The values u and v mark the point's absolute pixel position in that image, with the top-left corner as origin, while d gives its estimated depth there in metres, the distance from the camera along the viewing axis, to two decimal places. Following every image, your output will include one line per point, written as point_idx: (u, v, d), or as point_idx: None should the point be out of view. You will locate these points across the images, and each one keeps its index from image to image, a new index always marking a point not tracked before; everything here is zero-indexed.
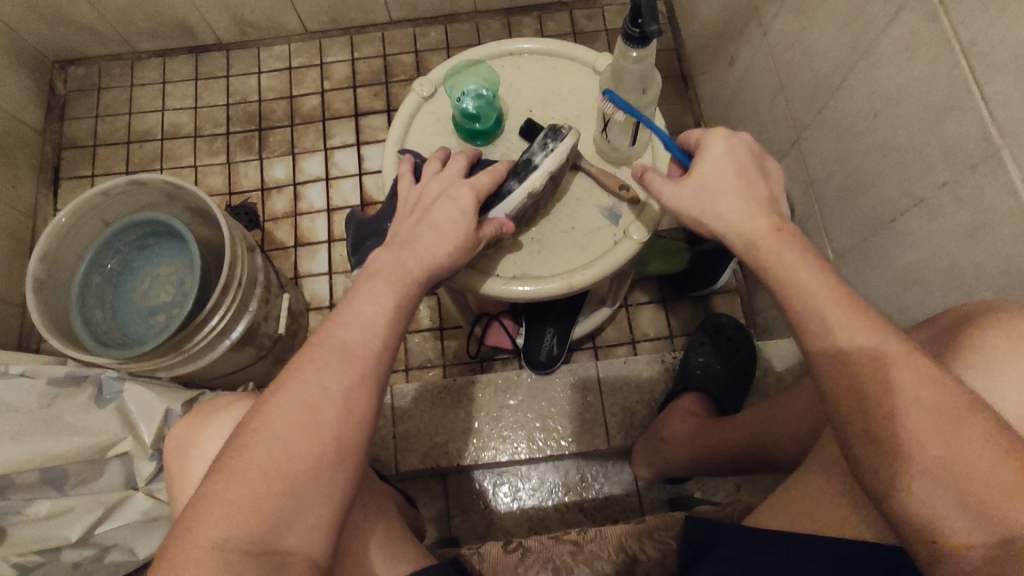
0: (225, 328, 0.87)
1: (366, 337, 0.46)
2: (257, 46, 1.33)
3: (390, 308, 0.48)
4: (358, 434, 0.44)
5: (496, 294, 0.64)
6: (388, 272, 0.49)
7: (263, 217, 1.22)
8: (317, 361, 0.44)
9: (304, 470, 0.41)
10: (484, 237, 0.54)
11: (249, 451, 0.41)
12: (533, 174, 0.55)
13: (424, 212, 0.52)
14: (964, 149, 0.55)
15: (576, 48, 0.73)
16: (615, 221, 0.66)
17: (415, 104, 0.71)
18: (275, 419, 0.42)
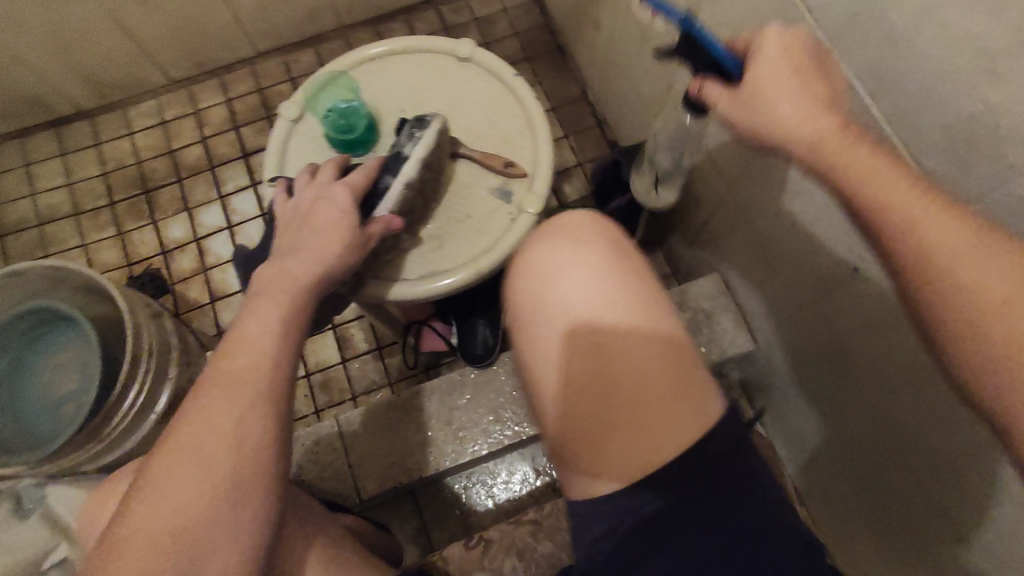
0: (146, 402, 0.83)
1: (255, 358, 0.44)
2: (123, 106, 1.27)
3: (279, 323, 0.46)
4: (257, 465, 0.41)
5: (407, 296, 0.63)
6: (272, 288, 0.47)
7: (170, 280, 1.17)
8: (204, 398, 0.42)
9: (195, 517, 0.38)
10: (372, 237, 0.53)
11: (135, 513, 0.38)
12: (404, 166, 0.56)
13: (304, 222, 0.51)
14: None
15: (433, 39, 0.72)
16: (508, 199, 0.66)
17: (284, 129, 0.69)
18: (163, 470, 0.40)
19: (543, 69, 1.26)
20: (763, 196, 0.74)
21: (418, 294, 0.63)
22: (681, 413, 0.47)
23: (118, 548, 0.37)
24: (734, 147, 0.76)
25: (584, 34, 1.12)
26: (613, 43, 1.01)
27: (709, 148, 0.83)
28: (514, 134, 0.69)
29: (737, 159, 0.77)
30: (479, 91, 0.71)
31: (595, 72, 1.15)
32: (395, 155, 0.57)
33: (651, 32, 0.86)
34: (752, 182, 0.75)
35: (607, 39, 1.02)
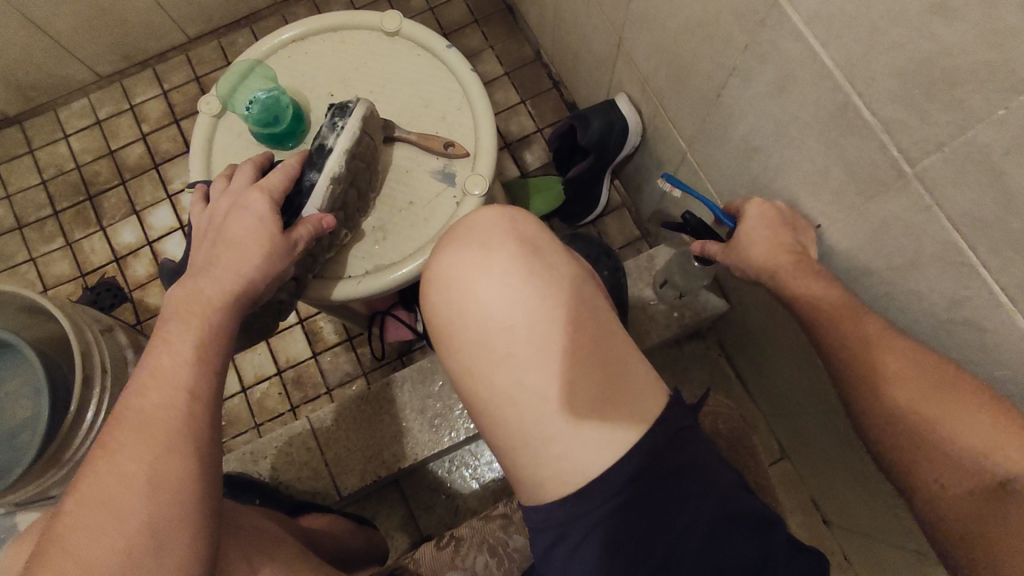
0: (107, 421, 0.80)
1: (170, 395, 0.41)
2: (54, 109, 1.19)
3: (191, 352, 0.43)
4: (181, 506, 0.38)
5: (352, 295, 0.60)
6: (185, 314, 0.45)
7: (127, 288, 1.12)
8: (117, 441, 0.40)
9: (116, 568, 0.36)
10: (300, 239, 0.49)
11: (51, 572, 0.36)
12: (330, 158, 0.52)
13: (218, 233, 0.48)
14: (750, 7, 0.53)
15: (357, 13, 0.67)
16: (451, 181, 0.63)
17: (207, 124, 0.65)
18: (78, 523, 0.37)
19: (494, 31, 1.20)
20: (722, 153, 0.71)
21: (364, 292, 0.60)
22: (621, 415, 0.46)
23: None
24: (689, 103, 0.73)
25: None
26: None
27: (665, 106, 0.79)
28: (452, 111, 0.65)
29: (693, 116, 0.73)
30: (411, 67, 0.66)
31: (546, 31, 1.09)
32: (319, 148, 0.53)
33: None
34: (711, 139, 0.72)
35: None
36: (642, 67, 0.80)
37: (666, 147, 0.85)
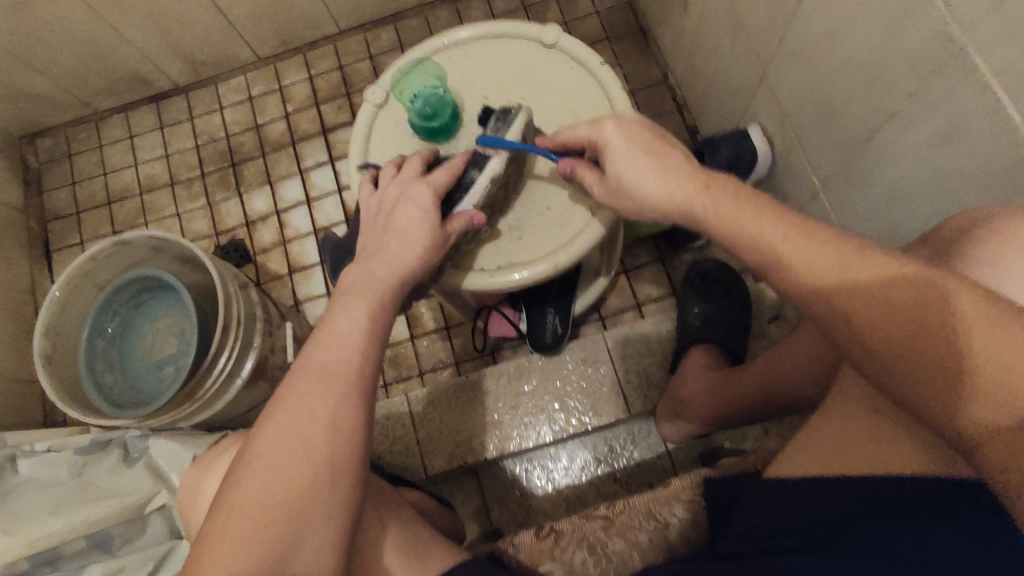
0: (235, 366, 0.88)
1: (345, 354, 0.47)
2: (214, 83, 1.32)
3: (364, 321, 0.49)
4: (349, 453, 0.44)
5: (484, 287, 0.64)
6: (358, 287, 0.50)
7: (253, 251, 1.22)
8: (301, 387, 0.46)
9: (295, 495, 0.42)
10: (454, 232, 0.53)
11: (244, 485, 0.43)
12: (490, 162, 0.56)
13: (389, 218, 0.53)
14: (927, 55, 0.53)
15: (519, 24, 0.72)
16: (590, 192, 0.65)
17: (370, 113, 0.71)
18: (267, 450, 0.43)
19: (624, 49, 1.22)
20: (862, 197, 0.70)
21: (496, 287, 0.64)
22: (860, 430, 0.48)
23: (225, 515, 0.42)
24: (831, 143, 0.72)
25: (670, 14, 1.08)
26: (703, 24, 0.96)
27: (802, 141, 0.79)
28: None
29: (834, 155, 0.73)
30: (563, 79, 0.69)
31: (679, 54, 1.10)
32: (482, 149, 0.57)
33: (747, 16, 0.81)
34: (851, 181, 0.71)
35: (696, 20, 0.98)
36: (783, 101, 0.80)
37: (796, 183, 0.84)
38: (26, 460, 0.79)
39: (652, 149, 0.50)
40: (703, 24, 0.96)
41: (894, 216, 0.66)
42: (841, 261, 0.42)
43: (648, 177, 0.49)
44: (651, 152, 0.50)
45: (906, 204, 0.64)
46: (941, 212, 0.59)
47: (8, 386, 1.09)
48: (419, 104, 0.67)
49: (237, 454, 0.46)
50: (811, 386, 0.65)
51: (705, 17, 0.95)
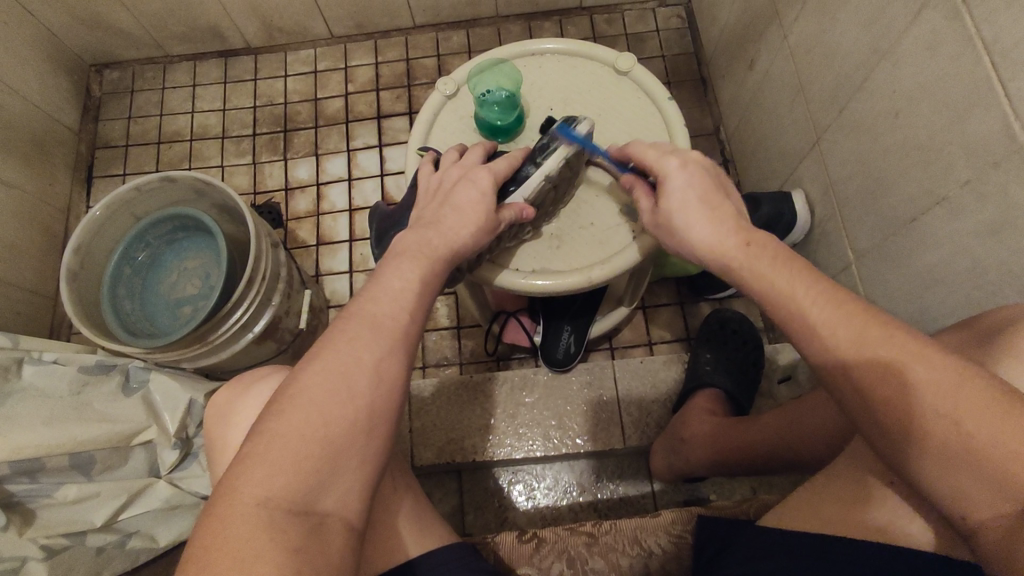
0: (250, 320, 0.90)
1: (395, 311, 0.49)
2: (285, 51, 1.36)
3: (415, 282, 0.51)
4: (390, 403, 0.46)
5: (514, 286, 0.65)
6: (413, 251, 0.52)
7: (286, 216, 1.25)
8: (349, 333, 0.47)
9: (335, 433, 0.43)
10: (503, 221, 0.56)
11: (286, 415, 0.43)
12: (548, 159, 0.58)
13: (447, 195, 0.56)
14: (988, 147, 0.54)
15: (596, 46, 0.74)
16: (633, 217, 0.67)
17: (438, 102, 0.73)
18: (311, 385, 0.44)
19: (682, 97, 1.26)
20: (894, 275, 0.71)
21: (526, 288, 0.64)
22: (862, 494, 0.48)
23: (264, 441, 0.42)
24: (873, 218, 0.73)
25: (735, 71, 1.11)
26: (766, 85, 0.99)
27: (844, 212, 0.80)
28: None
29: (874, 232, 0.73)
30: (628, 107, 0.71)
31: (736, 110, 1.13)
32: (542, 147, 0.59)
33: (812, 84, 0.83)
34: (886, 258, 0.72)
35: (760, 79, 1.00)
36: (832, 171, 0.81)
37: (830, 252, 0.85)
38: (32, 365, 0.79)
39: (709, 196, 0.51)
40: (766, 84, 0.98)
41: (924, 300, 0.67)
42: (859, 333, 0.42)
43: (698, 220, 0.51)
44: (707, 197, 0.51)
45: (938, 289, 0.64)
46: (972, 303, 0.60)
47: (24, 295, 1.11)
48: (488, 101, 0.69)
49: (276, 388, 0.46)
50: (819, 448, 0.64)
51: (769, 79, 0.97)
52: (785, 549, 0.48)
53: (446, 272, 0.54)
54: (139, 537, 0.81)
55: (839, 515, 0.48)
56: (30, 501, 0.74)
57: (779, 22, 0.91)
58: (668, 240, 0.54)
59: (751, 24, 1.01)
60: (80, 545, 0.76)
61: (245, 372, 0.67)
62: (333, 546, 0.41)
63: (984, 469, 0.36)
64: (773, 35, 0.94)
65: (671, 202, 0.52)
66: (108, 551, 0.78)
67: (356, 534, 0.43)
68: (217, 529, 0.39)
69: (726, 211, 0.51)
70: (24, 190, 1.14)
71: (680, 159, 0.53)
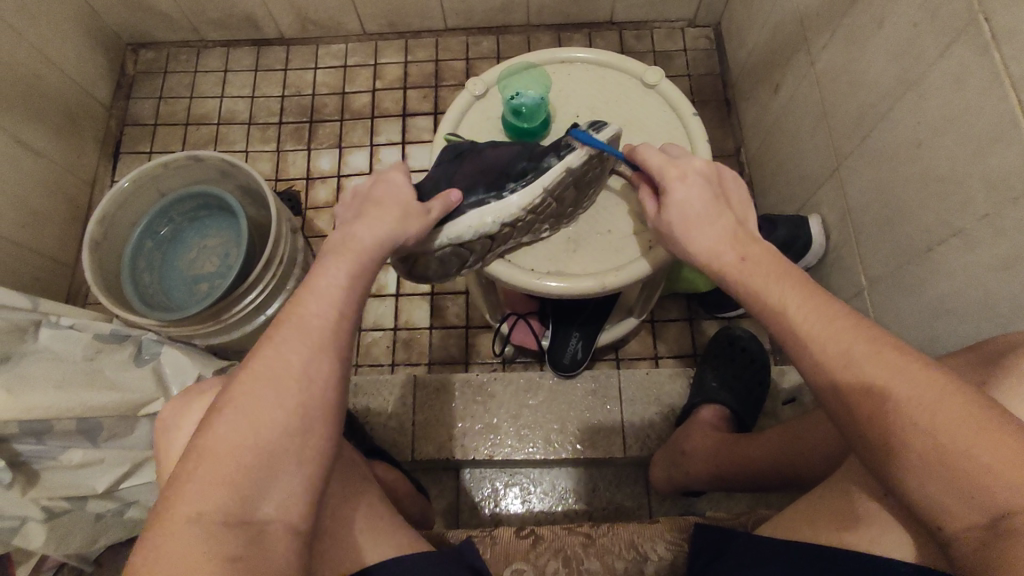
0: (263, 302, 0.91)
1: (322, 311, 0.50)
2: (317, 43, 1.38)
3: (344, 285, 0.52)
4: (325, 401, 0.48)
5: (529, 287, 0.66)
6: (334, 253, 0.53)
7: (305, 204, 1.26)
8: (277, 339, 0.48)
9: (267, 441, 0.45)
10: (480, 226, 0.57)
11: (217, 427, 0.45)
12: (573, 153, 0.58)
13: (371, 200, 0.57)
14: (1008, 182, 0.55)
15: (626, 58, 0.75)
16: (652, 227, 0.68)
17: (467, 101, 0.75)
18: (243, 392, 0.46)
19: (705, 117, 1.27)
20: (905, 304, 0.71)
21: (541, 287, 0.65)
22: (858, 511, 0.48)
23: (200, 455, 0.44)
24: (888, 247, 0.74)
25: (759, 94, 1.12)
26: (789, 110, 1.00)
27: (858, 240, 0.80)
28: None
29: (888, 260, 0.74)
30: (654, 120, 0.72)
31: (758, 133, 1.14)
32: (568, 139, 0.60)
33: (836, 111, 0.84)
34: (899, 287, 0.72)
35: (784, 104, 1.01)
36: (851, 198, 0.82)
37: (843, 278, 0.85)
38: (48, 329, 0.79)
39: (710, 209, 0.53)
40: (789, 110, 1.00)
41: (933, 330, 0.67)
42: (847, 350, 0.43)
43: (700, 229, 0.52)
44: (711, 207, 0.53)
45: (949, 319, 0.64)
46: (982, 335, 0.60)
47: (44, 262, 1.13)
48: (516, 103, 0.70)
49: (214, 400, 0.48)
50: (818, 463, 0.64)
51: (793, 104, 0.98)
52: (774, 559, 0.49)
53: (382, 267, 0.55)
54: (137, 507, 0.86)
55: (833, 531, 0.48)
56: (36, 463, 0.76)
57: (807, 49, 0.92)
58: (669, 242, 0.56)
59: (780, 49, 1.02)
60: (79, 510, 0.80)
61: (195, 385, 0.69)
62: (274, 550, 0.44)
63: (981, 500, 0.36)
64: (801, 61, 0.95)
65: (674, 212, 0.53)
66: (106, 518, 0.83)
67: (300, 536, 0.46)
68: (151, 542, 0.42)
69: (726, 224, 0.52)
70: (52, 160, 1.16)
71: (682, 168, 0.54)
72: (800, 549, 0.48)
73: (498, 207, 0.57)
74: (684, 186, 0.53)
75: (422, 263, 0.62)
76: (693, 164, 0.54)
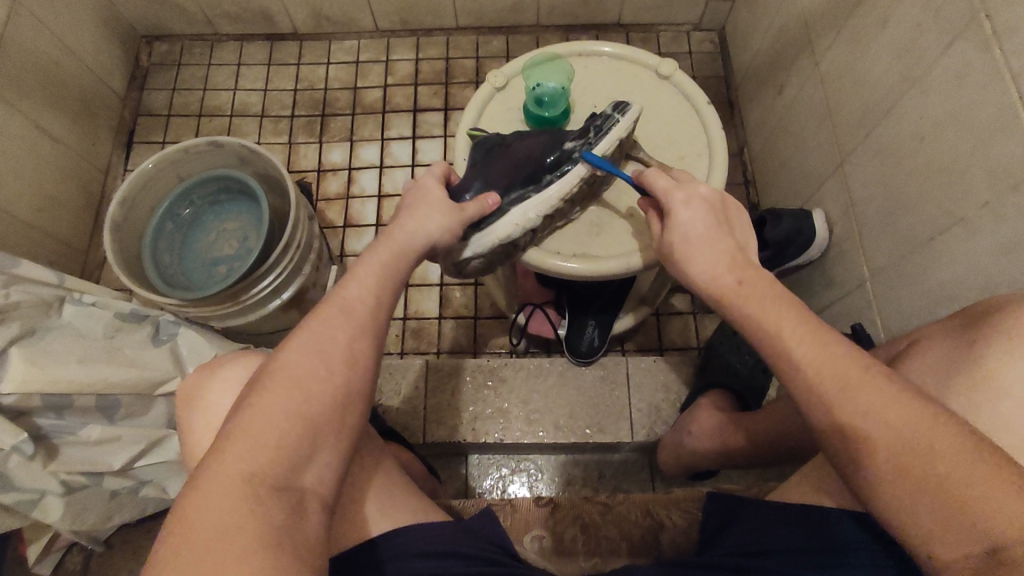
0: (279, 286, 0.93)
1: (365, 296, 0.55)
2: (330, 39, 1.41)
3: (382, 273, 0.57)
4: (364, 381, 0.52)
5: (556, 270, 0.69)
6: (378, 245, 0.58)
7: (316, 196, 1.28)
8: (324, 316, 0.52)
9: (315, 408, 0.48)
10: (503, 232, 0.63)
11: (266, 391, 0.47)
12: (603, 139, 0.63)
13: (414, 203, 0.63)
14: (1008, 170, 0.58)
15: (639, 51, 0.80)
16: None
17: (488, 93, 0.78)
18: (287, 364, 0.49)
19: None
20: (907, 292, 0.74)
21: (566, 269, 0.69)
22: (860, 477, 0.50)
23: (252, 415, 0.46)
24: (891, 238, 0.77)
25: (763, 95, 1.15)
26: (793, 109, 1.03)
27: (861, 232, 0.83)
28: (692, 155, 0.74)
29: (891, 251, 0.77)
30: (670, 111, 0.77)
31: (761, 133, 1.17)
32: (596, 128, 0.65)
33: (840, 109, 0.88)
34: (901, 276, 0.75)
35: (788, 104, 1.05)
36: (854, 192, 0.85)
37: (845, 270, 0.88)
38: (71, 305, 0.81)
39: (711, 234, 0.53)
40: (793, 110, 1.03)
41: (934, 316, 0.70)
42: None
43: (700, 256, 0.53)
44: (711, 236, 0.53)
45: (950, 305, 0.67)
46: None
47: (59, 247, 1.14)
48: (539, 93, 0.74)
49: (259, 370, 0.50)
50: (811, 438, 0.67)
51: (797, 104, 1.01)
52: (783, 524, 0.51)
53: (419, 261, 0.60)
54: (151, 486, 0.87)
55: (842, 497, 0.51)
56: (55, 437, 0.76)
57: (812, 50, 0.95)
58: (671, 265, 0.56)
59: (784, 51, 1.05)
60: (96, 485, 0.81)
61: (218, 356, 0.72)
62: (310, 517, 0.45)
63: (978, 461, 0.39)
64: (805, 62, 0.98)
65: (679, 237, 0.54)
66: (121, 496, 0.85)
67: (328, 507, 0.48)
68: (193, 500, 0.42)
69: (728, 248, 0.53)
70: (68, 146, 1.17)
71: (688, 194, 0.55)
72: (807, 513, 0.51)
73: (540, 201, 0.63)
74: (687, 211, 0.54)
75: (471, 263, 0.67)
76: (702, 189, 0.55)
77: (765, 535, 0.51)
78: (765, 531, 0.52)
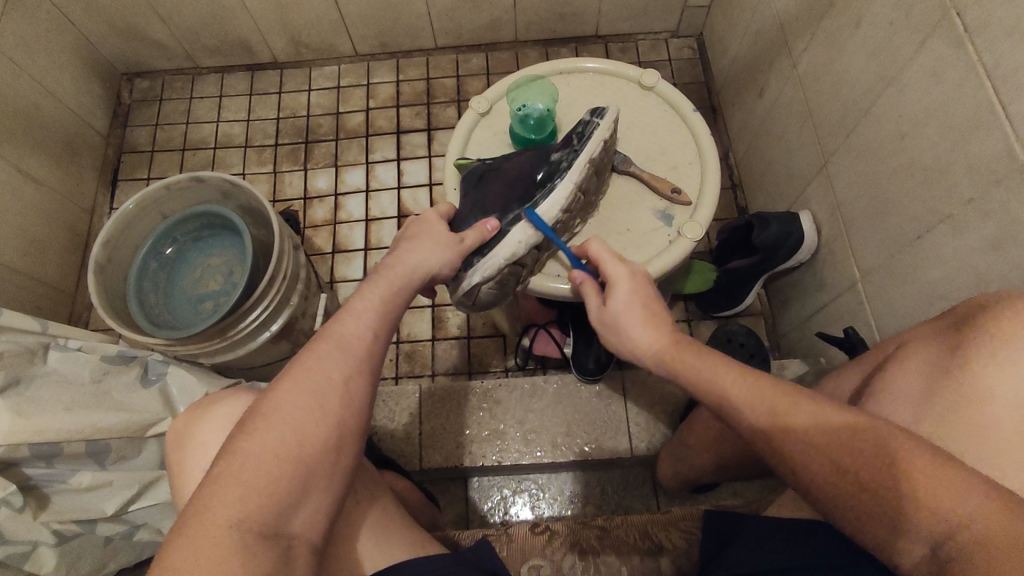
0: (267, 319, 0.92)
1: (361, 331, 0.54)
2: (310, 66, 1.41)
3: (378, 308, 0.56)
4: (359, 423, 0.51)
5: (559, 291, 0.70)
6: (376, 278, 0.58)
7: (303, 224, 1.28)
8: (321, 353, 0.51)
9: (309, 453, 0.47)
10: (503, 250, 0.61)
11: (259, 434, 0.46)
12: (589, 143, 0.63)
13: (411, 237, 0.62)
14: (989, 166, 0.57)
15: (621, 65, 0.80)
16: (669, 222, 0.71)
17: (473, 119, 0.78)
18: (283, 405, 0.48)
19: None
20: (898, 291, 0.73)
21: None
22: None
23: (244, 460, 0.45)
24: (879, 237, 0.76)
25: (744, 99, 1.15)
26: (774, 111, 1.03)
27: (849, 231, 0.83)
28: (684, 164, 0.74)
29: (879, 251, 0.76)
30: (657, 120, 0.77)
31: (745, 136, 1.17)
32: (579, 134, 0.65)
33: (819, 110, 0.87)
34: (891, 275, 0.74)
35: (769, 106, 1.04)
36: (838, 192, 0.84)
37: (835, 271, 0.88)
38: (57, 351, 0.80)
39: (648, 308, 0.54)
40: (774, 113, 1.03)
41: (926, 314, 0.69)
42: None
43: (635, 325, 0.53)
44: (648, 305, 0.54)
45: (941, 302, 0.66)
46: None
47: (46, 290, 1.14)
48: (524, 115, 0.74)
49: (250, 409, 0.49)
50: None
51: (778, 106, 1.01)
52: (782, 543, 0.51)
53: (415, 294, 0.60)
54: (146, 529, 0.84)
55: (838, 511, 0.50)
56: (46, 487, 0.75)
57: (789, 53, 0.95)
58: (611, 340, 0.56)
59: (761, 54, 1.05)
60: (89, 533, 0.79)
61: (204, 396, 0.71)
62: (298, 567, 0.44)
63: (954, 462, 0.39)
64: (783, 64, 0.98)
65: (616, 306, 0.55)
66: (115, 542, 0.82)
67: (316, 555, 0.47)
68: (180, 549, 0.41)
69: (665, 321, 0.53)
70: (52, 188, 1.17)
71: (629, 267, 0.57)
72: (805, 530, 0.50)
73: (542, 214, 0.62)
74: (617, 292, 0.55)
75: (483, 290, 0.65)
76: (634, 263, 0.58)
77: (765, 556, 0.50)
78: (764, 551, 0.51)
